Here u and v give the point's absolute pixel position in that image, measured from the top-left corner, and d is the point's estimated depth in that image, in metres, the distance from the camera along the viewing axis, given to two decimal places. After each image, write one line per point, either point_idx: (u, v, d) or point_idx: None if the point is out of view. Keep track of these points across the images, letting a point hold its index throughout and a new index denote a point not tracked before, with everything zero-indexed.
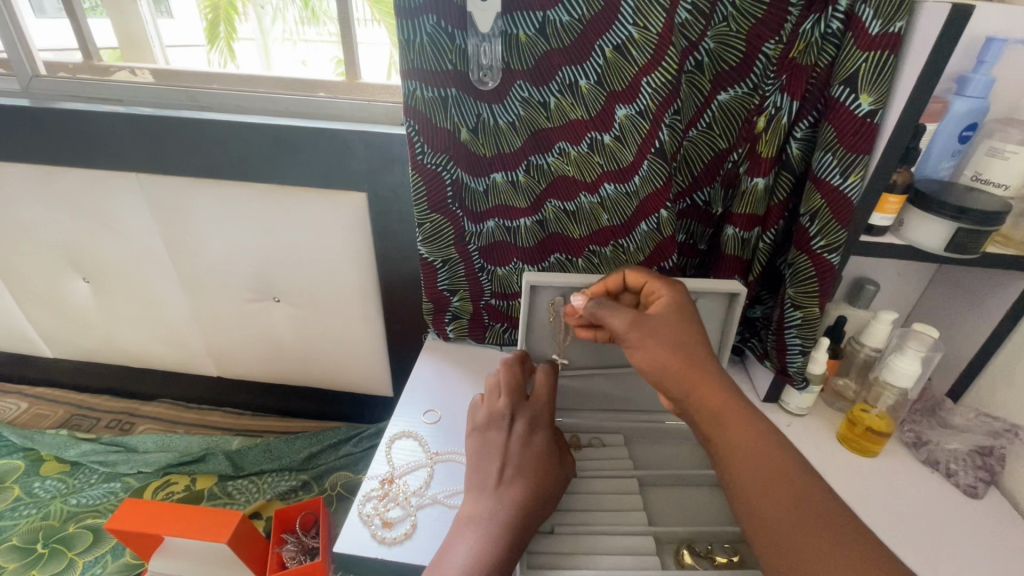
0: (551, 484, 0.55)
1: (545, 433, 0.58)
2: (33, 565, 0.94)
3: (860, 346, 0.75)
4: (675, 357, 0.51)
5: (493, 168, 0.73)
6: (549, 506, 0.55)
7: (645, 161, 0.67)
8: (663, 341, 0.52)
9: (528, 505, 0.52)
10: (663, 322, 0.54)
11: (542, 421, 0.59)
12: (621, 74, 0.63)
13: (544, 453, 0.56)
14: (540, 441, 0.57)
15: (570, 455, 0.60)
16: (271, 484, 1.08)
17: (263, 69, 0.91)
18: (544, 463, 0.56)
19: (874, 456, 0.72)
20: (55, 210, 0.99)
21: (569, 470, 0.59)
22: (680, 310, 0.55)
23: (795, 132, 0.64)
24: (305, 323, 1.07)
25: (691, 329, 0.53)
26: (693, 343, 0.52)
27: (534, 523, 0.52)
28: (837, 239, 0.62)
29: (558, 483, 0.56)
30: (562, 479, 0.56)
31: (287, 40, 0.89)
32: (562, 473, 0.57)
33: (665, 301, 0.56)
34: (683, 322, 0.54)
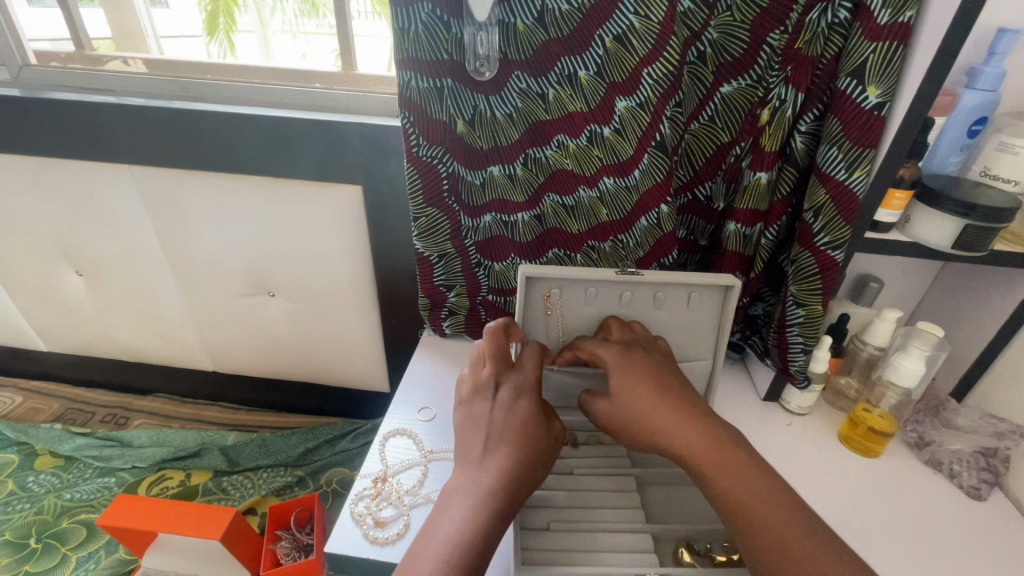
0: (537, 446, 0.53)
1: (530, 397, 0.56)
2: (26, 560, 0.94)
3: (863, 345, 0.74)
4: (645, 441, 0.54)
5: (490, 161, 0.72)
6: (538, 473, 0.52)
7: (645, 154, 0.65)
8: (628, 427, 0.55)
9: (514, 469, 0.50)
10: (620, 405, 0.56)
11: (526, 384, 0.57)
12: (622, 64, 0.61)
13: (528, 416, 0.54)
14: (523, 405, 0.55)
15: (559, 418, 0.58)
16: (266, 480, 1.07)
17: (262, 60, 0.89)
18: (529, 426, 0.54)
19: (876, 457, 0.71)
20: (48, 203, 0.98)
21: (560, 434, 0.57)
22: (630, 375, 0.57)
23: (800, 126, 0.62)
24: (301, 318, 1.06)
25: (640, 397, 0.55)
26: (649, 413, 0.54)
27: (523, 489, 0.50)
28: (842, 235, 0.61)
29: (545, 447, 0.54)
30: (549, 442, 0.54)
31: (286, 33, 0.87)
32: (551, 435, 0.55)
33: (613, 376, 0.58)
34: (631, 391, 0.56)
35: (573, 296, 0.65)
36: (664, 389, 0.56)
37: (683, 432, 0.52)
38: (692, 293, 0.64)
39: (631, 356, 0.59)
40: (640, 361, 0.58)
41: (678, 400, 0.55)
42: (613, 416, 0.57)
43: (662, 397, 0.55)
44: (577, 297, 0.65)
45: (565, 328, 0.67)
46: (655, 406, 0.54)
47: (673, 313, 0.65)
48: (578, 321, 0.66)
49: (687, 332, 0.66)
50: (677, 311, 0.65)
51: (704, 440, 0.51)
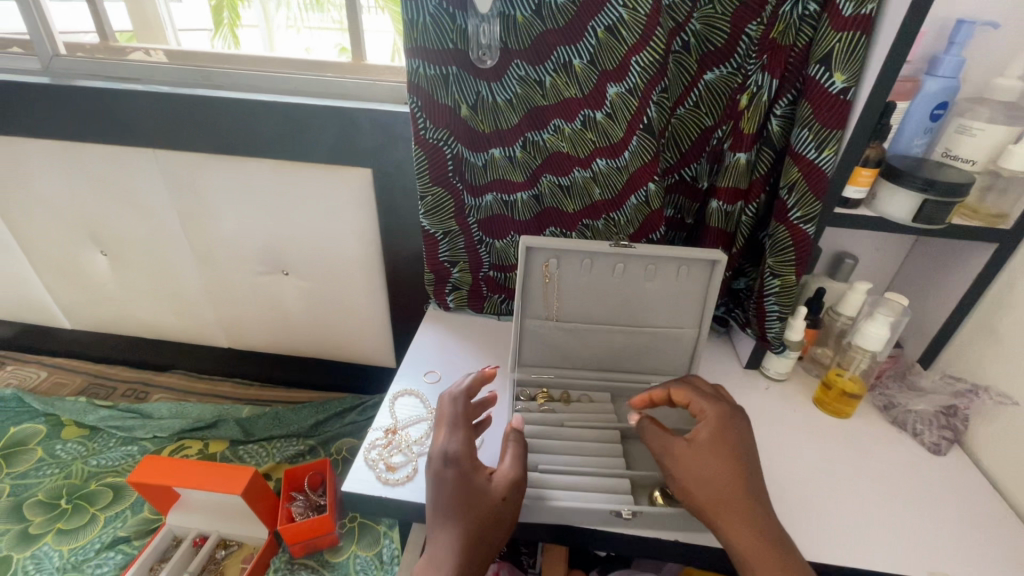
0: (480, 512, 0.51)
1: (469, 459, 0.54)
2: (58, 518, 1.00)
3: (836, 316, 0.80)
4: (701, 499, 0.53)
5: (491, 144, 0.78)
6: (484, 540, 0.50)
7: (634, 137, 0.71)
8: (690, 479, 0.54)
9: (464, 539, 0.49)
10: (694, 457, 0.55)
11: (456, 443, 0.55)
12: (613, 54, 0.67)
13: (464, 479, 0.52)
14: (458, 468, 0.53)
15: (512, 469, 0.55)
16: (280, 449, 1.13)
17: (268, 51, 0.95)
18: (468, 490, 0.52)
19: (846, 417, 0.77)
20: (75, 184, 1.04)
21: (517, 492, 0.53)
22: (721, 438, 0.56)
23: (776, 109, 0.68)
24: (312, 295, 1.12)
25: (726, 462, 0.54)
26: (731, 482, 0.53)
27: (465, 564, 0.48)
28: (813, 210, 0.67)
29: (495, 510, 0.51)
30: (497, 505, 0.51)
31: (290, 27, 0.93)
32: (497, 496, 0.52)
33: (705, 430, 0.56)
34: (715, 454, 0.55)
35: (570, 265, 0.69)
36: (743, 466, 0.54)
37: (750, 516, 0.51)
38: (683, 267, 0.69)
39: (731, 421, 0.57)
40: (737, 428, 0.57)
41: (756, 481, 0.54)
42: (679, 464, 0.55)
43: (747, 470, 0.54)
44: (573, 266, 0.69)
45: (561, 297, 0.71)
46: (738, 478, 0.53)
47: (663, 284, 0.70)
48: (576, 290, 0.71)
49: (675, 301, 0.71)
50: (667, 282, 0.70)
51: (757, 533, 0.51)
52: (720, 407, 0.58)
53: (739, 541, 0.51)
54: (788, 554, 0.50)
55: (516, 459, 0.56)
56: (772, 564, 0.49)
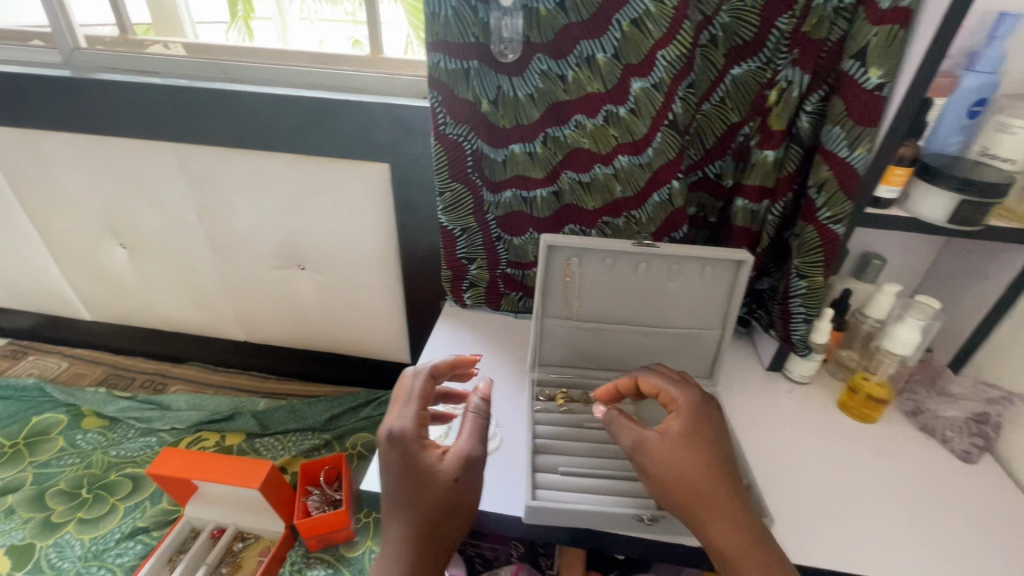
0: (430, 493, 0.50)
1: (420, 441, 0.53)
2: (79, 507, 1.02)
3: (864, 318, 0.78)
4: (676, 498, 0.51)
5: (511, 139, 0.76)
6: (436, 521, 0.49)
7: (658, 133, 0.70)
8: (664, 475, 0.52)
9: (416, 523, 0.49)
10: (668, 453, 0.53)
11: (409, 422, 0.54)
12: (638, 47, 0.66)
13: (415, 461, 0.51)
14: (407, 448, 0.52)
15: (466, 445, 0.53)
16: (295, 443, 1.15)
17: (280, 43, 0.95)
18: (417, 472, 0.51)
19: (873, 422, 0.75)
20: (96, 176, 1.05)
21: (471, 472, 0.52)
22: (695, 427, 0.55)
23: (805, 105, 0.66)
24: (328, 290, 1.12)
25: (700, 455, 0.52)
26: (705, 476, 0.52)
27: (419, 547, 0.48)
28: (842, 210, 0.65)
29: (446, 490, 0.50)
30: (448, 485, 0.50)
31: (304, 19, 0.92)
32: (448, 476, 0.51)
33: (679, 423, 0.55)
34: (689, 448, 0.53)
35: (592, 265, 0.68)
36: (715, 454, 0.53)
37: (727, 511, 0.50)
38: (707, 267, 0.67)
39: (703, 412, 0.56)
40: (709, 419, 0.56)
41: (731, 474, 0.53)
42: (652, 461, 0.53)
43: (721, 463, 0.53)
44: (595, 265, 0.68)
45: (582, 296, 0.70)
46: (712, 471, 0.52)
47: (687, 284, 0.69)
48: (597, 290, 0.70)
49: (699, 302, 0.69)
50: (691, 282, 0.68)
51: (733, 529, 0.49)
52: (691, 399, 0.57)
53: (716, 538, 0.49)
54: (765, 549, 0.49)
55: (472, 434, 0.54)
56: (749, 553, 0.49)
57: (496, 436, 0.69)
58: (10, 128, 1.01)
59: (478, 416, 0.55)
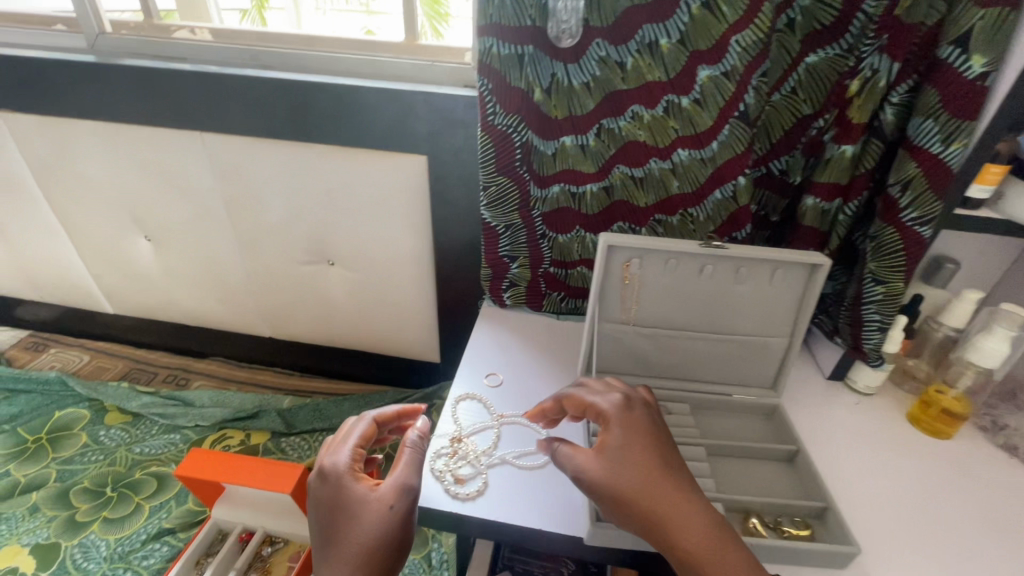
0: (360, 524, 0.48)
1: (354, 475, 0.52)
2: (104, 506, 0.99)
3: (938, 325, 0.73)
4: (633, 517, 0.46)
5: (563, 131, 0.72)
6: (369, 557, 0.47)
7: (726, 125, 0.65)
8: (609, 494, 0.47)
9: (349, 561, 0.47)
10: (607, 467, 0.47)
11: (344, 460, 0.52)
12: (709, 32, 0.61)
13: (345, 497, 0.50)
14: (337, 483, 0.51)
15: (399, 475, 0.52)
16: (323, 443, 1.12)
17: (293, 29, 0.91)
18: (349, 507, 0.49)
19: (947, 439, 0.70)
20: (121, 166, 1.01)
21: (406, 500, 0.50)
22: (629, 438, 0.49)
23: (891, 96, 0.60)
24: (358, 287, 1.08)
25: (637, 463, 0.47)
26: (649, 484, 0.46)
27: None
28: (931, 211, 0.60)
29: (376, 519, 0.48)
30: (379, 513, 0.48)
31: (319, 10, 0.90)
32: (382, 504, 0.49)
33: (611, 433, 0.49)
34: (629, 460, 0.47)
35: (653, 267, 0.64)
36: (654, 461, 0.47)
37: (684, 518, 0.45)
38: (776, 270, 0.63)
39: (632, 415, 0.50)
40: (641, 417, 0.50)
41: (676, 470, 0.48)
42: (594, 480, 0.48)
43: (664, 463, 0.48)
44: (655, 267, 0.64)
45: (640, 300, 0.66)
46: (658, 476, 0.46)
47: (754, 288, 0.64)
48: (656, 293, 0.65)
49: (766, 307, 0.65)
50: (759, 287, 0.64)
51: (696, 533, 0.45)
52: (619, 400, 0.52)
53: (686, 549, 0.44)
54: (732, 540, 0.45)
55: (407, 465, 0.53)
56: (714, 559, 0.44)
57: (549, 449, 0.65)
58: (35, 115, 0.98)
59: (415, 448, 0.55)
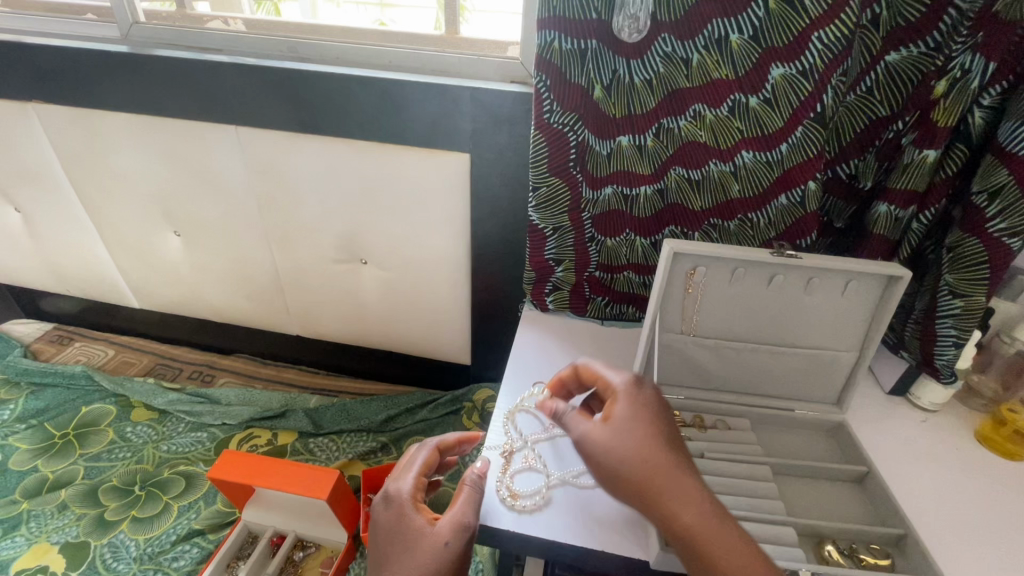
0: (415, 556, 0.46)
1: (414, 504, 0.51)
2: (132, 505, 0.98)
3: (1010, 342, 0.69)
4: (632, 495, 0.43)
5: (620, 131, 0.69)
6: None
7: (799, 126, 0.61)
8: (609, 467, 0.44)
9: None
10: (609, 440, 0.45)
11: (404, 488, 0.52)
12: (787, 27, 0.57)
13: (401, 525, 0.49)
14: (399, 510, 0.50)
15: (457, 511, 0.50)
16: (350, 444, 1.09)
17: (308, 18, 0.88)
18: (406, 536, 0.48)
19: (1017, 461, 0.66)
20: (153, 160, 0.99)
21: (462, 538, 0.48)
22: (634, 418, 0.45)
23: (983, 99, 0.57)
24: (390, 286, 1.06)
25: (639, 441, 0.44)
26: (650, 464, 0.43)
27: None
28: (1022, 222, 0.56)
29: (431, 552, 0.46)
30: (435, 548, 0.47)
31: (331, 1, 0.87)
32: (438, 538, 0.47)
33: (619, 407, 0.46)
34: (631, 436, 0.44)
35: (718, 276, 0.61)
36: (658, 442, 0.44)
37: (675, 505, 0.42)
38: (850, 282, 0.59)
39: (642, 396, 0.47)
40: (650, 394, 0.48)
41: (680, 449, 0.45)
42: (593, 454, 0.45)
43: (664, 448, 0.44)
44: (720, 276, 0.61)
45: (701, 310, 0.63)
46: (660, 453, 0.43)
47: (825, 300, 0.61)
48: (719, 303, 0.63)
49: (837, 320, 0.62)
50: (831, 299, 0.60)
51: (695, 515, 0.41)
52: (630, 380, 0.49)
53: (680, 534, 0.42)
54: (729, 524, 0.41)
55: (468, 503, 0.51)
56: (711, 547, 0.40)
57: None
58: (67, 106, 0.96)
59: (474, 487, 0.53)
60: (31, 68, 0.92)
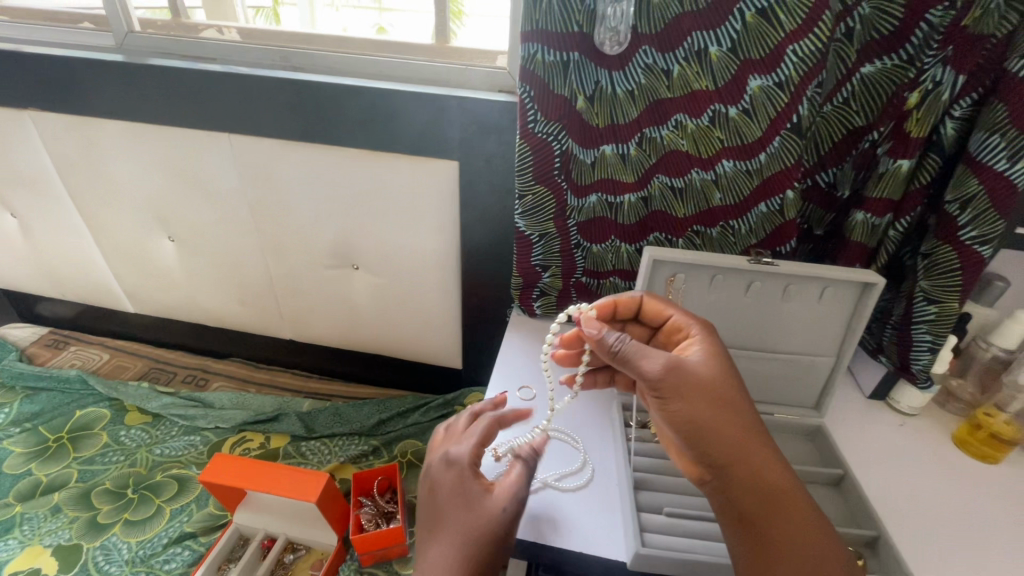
0: (476, 520, 0.46)
1: (472, 467, 0.51)
2: (125, 508, 0.98)
3: (987, 346, 0.70)
4: (716, 419, 0.49)
5: (604, 140, 0.70)
6: (479, 549, 0.45)
7: (777, 136, 0.63)
8: (701, 389, 0.50)
9: (461, 551, 0.45)
10: (699, 369, 0.51)
11: (462, 451, 0.52)
12: (764, 40, 0.59)
13: (460, 486, 0.49)
14: (457, 473, 0.50)
15: (515, 480, 0.50)
16: (342, 448, 1.09)
17: (306, 27, 0.90)
18: (465, 499, 0.48)
19: (994, 464, 0.67)
20: (147, 167, 1.00)
21: (519, 507, 0.48)
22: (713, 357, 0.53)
23: (954, 110, 0.58)
24: (382, 291, 1.07)
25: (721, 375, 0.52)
26: (730, 396, 0.51)
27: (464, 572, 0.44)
28: (992, 230, 0.58)
29: (491, 518, 0.47)
30: (494, 515, 0.47)
31: (330, 6, 0.89)
32: (497, 505, 0.47)
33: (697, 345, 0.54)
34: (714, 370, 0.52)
35: (697, 282, 0.63)
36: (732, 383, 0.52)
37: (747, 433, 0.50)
38: (826, 288, 0.61)
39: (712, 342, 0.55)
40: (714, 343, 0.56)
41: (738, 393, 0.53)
42: (683, 375, 0.50)
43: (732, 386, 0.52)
44: (700, 282, 0.63)
45: None
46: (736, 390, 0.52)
47: (802, 306, 0.62)
48: (699, 308, 0.64)
49: (813, 326, 0.63)
50: (808, 305, 0.62)
51: (763, 453, 0.49)
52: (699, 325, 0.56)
53: (750, 464, 0.49)
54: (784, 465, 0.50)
55: (526, 473, 0.50)
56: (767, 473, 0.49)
57: (588, 466, 0.63)
58: (63, 114, 0.97)
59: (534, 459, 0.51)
60: (28, 77, 0.93)
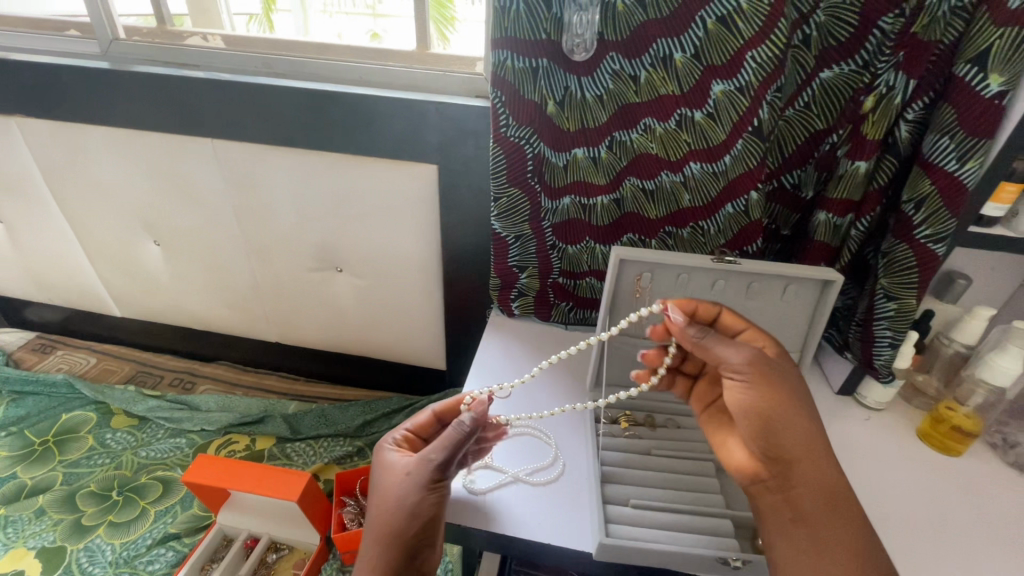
0: (386, 488, 0.51)
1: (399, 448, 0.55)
2: (110, 510, 0.99)
3: (948, 342, 0.72)
4: (792, 428, 0.50)
5: (575, 144, 0.72)
6: (389, 514, 0.49)
7: (739, 139, 0.65)
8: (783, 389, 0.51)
9: (375, 516, 0.50)
10: (781, 376, 0.51)
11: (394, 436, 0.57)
12: (724, 47, 0.61)
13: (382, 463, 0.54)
14: (383, 454, 0.55)
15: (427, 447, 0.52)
16: (327, 449, 1.10)
17: (300, 34, 0.91)
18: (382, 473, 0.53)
19: (956, 456, 0.69)
20: (132, 172, 1.02)
21: (427, 471, 0.50)
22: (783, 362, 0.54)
23: (907, 114, 0.61)
24: (366, 294, 1.08)
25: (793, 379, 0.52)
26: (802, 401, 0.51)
27: (378, 534, 0.49)
28: (944, 228, 0.60)
29: (399, 484, 0.50)
30: (401, 481, 0.50)
31: (324, 12, 0.90)
32: (405, 471, 0.51)
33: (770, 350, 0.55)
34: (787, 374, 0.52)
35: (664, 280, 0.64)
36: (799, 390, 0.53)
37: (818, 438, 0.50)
38: (788, 286, 0.63)
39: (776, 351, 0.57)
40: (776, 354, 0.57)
41: None
42: (770, 373, 0.51)
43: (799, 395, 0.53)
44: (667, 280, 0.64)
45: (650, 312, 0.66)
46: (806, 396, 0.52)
47: (765, 304, 0.64)
48: None
49: (777, 323, 0.65)
50: (770, 302, 0.64)
51: (829, 464, 0.49)
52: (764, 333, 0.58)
53: (817, 474, 0.49)
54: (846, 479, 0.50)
55: (439, 440, 0.52)
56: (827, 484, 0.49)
57: (560, 461, 0.65)
58: (48, 120, 0.98)
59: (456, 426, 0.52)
60: (13, 83, 0.94)
